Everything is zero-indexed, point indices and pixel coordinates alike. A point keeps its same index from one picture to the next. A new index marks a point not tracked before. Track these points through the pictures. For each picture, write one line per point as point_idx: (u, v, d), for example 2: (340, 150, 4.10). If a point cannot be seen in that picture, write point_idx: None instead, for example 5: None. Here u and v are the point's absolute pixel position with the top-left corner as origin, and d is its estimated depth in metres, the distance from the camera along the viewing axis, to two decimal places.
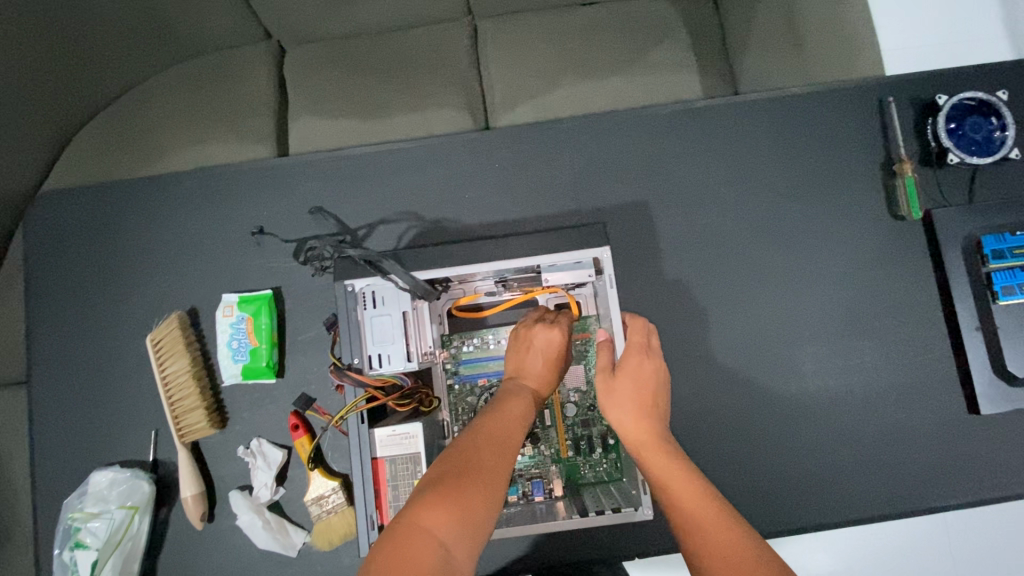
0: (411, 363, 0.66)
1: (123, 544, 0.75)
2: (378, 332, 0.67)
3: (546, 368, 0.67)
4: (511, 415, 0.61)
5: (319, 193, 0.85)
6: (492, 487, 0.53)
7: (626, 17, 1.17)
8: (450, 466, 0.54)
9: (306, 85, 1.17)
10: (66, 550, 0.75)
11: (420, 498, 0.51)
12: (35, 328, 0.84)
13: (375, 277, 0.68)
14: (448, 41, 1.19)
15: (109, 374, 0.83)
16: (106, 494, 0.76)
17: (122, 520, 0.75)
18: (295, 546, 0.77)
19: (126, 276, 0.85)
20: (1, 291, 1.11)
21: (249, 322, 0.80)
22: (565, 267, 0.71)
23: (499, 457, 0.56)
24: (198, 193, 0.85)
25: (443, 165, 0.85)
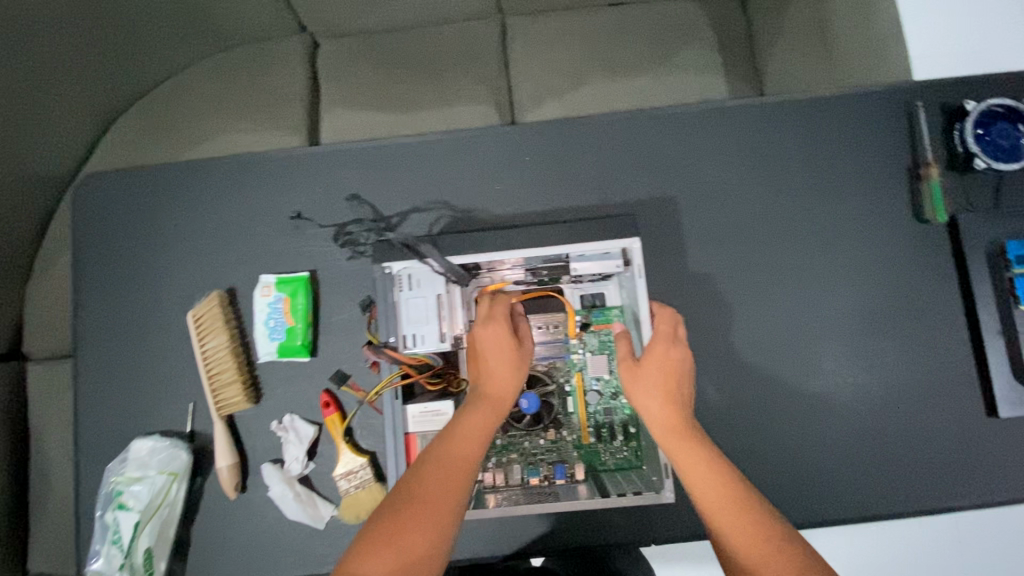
0: (444, 344, 0.69)
1: (163, 508, 0.79)
2: (413, 313, 0.70)
3: (502, 376, 0.65)
4: (461, 433, 0.60)
5: (356, 181, 0.88)
6: (435, 520, 0.54)
7: (653, 19, 1.20)
8: (393, 504, 0.55)
9: (340, 78, 1.20)
10: (110, 511, 0.79)
11: (362, 543, 0.52)
12: (82, 302, 0.89)
13: (412, 260, 0.71)
14: (479, 39, 1.22)
15: (151, 348, 0.87)
16: (147, 461, 0.80)
17: (162, 486, 0.78)
18: (323, 519, 0.80)
19: (169, 254, 0.89)
20: (44, 268, 1.17)
21: (286, 302, 0.83)
22: (594, 257, 0.74)
23: (444, 486, 0.56)
24: (240, 177, 0.89)
25: (475, 156, 0.88)
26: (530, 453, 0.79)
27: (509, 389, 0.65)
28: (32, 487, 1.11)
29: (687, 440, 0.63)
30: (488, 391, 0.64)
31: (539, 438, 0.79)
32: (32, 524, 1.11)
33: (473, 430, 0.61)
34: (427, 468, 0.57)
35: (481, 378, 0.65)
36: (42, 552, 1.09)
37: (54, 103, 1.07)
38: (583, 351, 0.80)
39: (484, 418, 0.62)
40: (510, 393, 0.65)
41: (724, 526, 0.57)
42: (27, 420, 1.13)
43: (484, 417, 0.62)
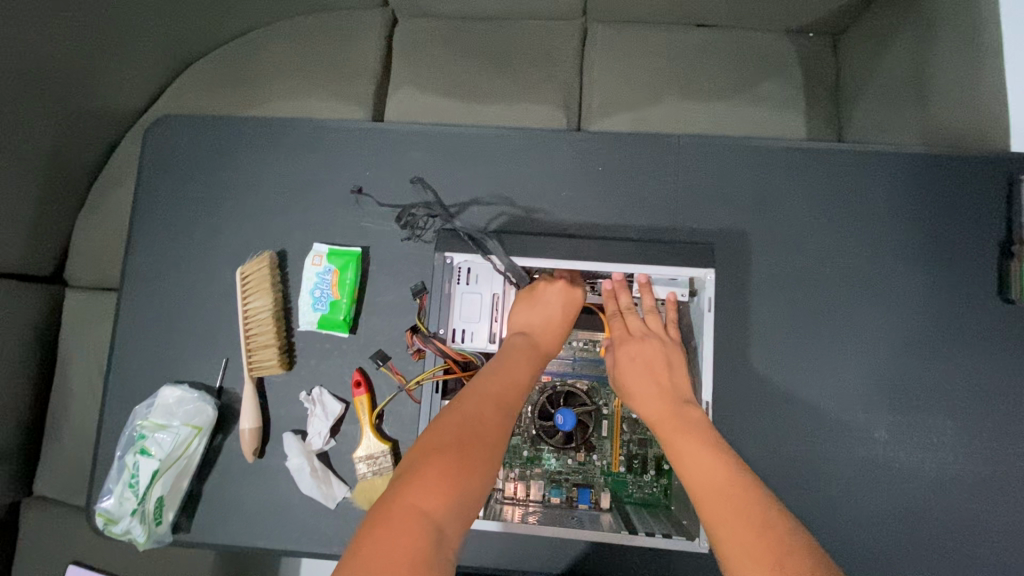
0: (492, 345, 0.69)
1: (182, 461, 0.78)
2: (466, 309, 0.70)
3: (551, 326, 0.67)
4: (513, 378, 0.61)
5: (422, 166, 0.87)
6: (488, 456, 0.54)
7: (739, 49, 1.17)
8: (443, 439, 0.54)
9: (414, 59, 1.19)
10: (130, 454, 0.78)
11: (411, 475, 0.51)
12: (136, 243, 0.89)
13: (475, 254, 0.70)
14: (560, 41, 1.20)
15: (194, 297, 0.87)
16: (174, 410, 0.80)
17: (185, 438, 0.78)
18: (335, 499, 0.79)
19: (228, 208, 0.89)
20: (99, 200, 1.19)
21: (335, 275, 0.83)
22: (660, 281, 0.74)
23: (498, 426, 0.57)
24: (309, 144, 0.89)
25: (545, 159, 0.86)
26: (555, 471, 0.76)
27: (555, 340, 0.67)
28: (58, 413, 1.13)
29: (696, 441, 0.60)
30: (534, 339, 0.66)
31: (568, 458, 0.76)
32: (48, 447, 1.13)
33: (522, 373, 0.62)
34: (476, 406, 0.58)
35: (534, 328, 0.66)
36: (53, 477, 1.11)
37: (129, 41, 1.08)
38: None
39: (532, 362, 0.64)
40: (555, 344, 0.66)
41: (732, 550, 0.51)
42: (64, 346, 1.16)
43: (532, 361, 0.64)
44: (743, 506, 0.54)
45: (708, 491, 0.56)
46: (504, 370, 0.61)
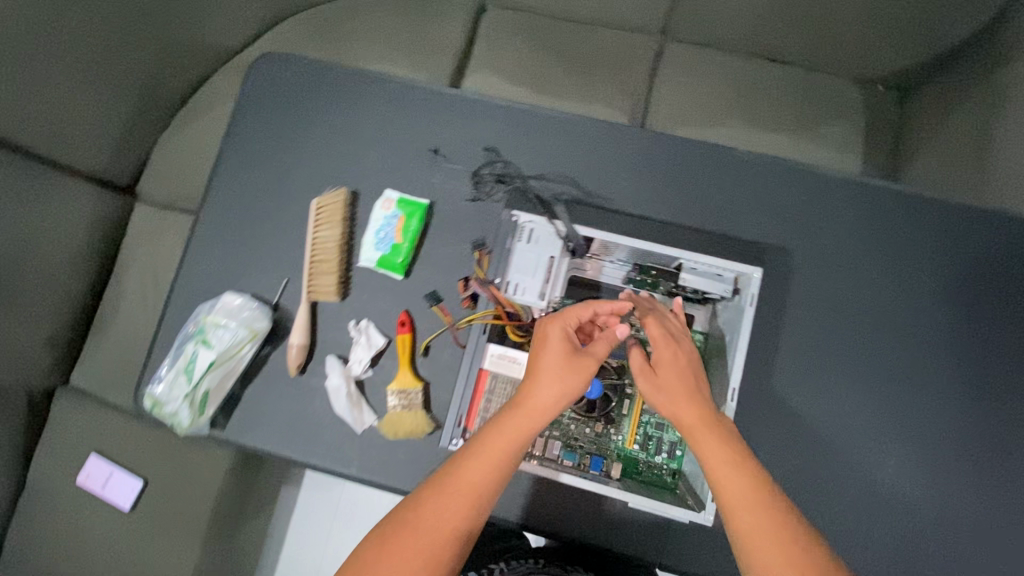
0: (539, 301, 0.78)
1: (234, 357, 0.84)
2: (522, 265, 0.79)
3: (546, 389, 0.66)
4: (482, 455, 0.63)
5: (496, 137, 0.93)
6: (428, 547, 0.59)
7: (802, 91, 1.23)
8: (393, 524, 0.61)
9: (497, 46, 1.27)
10: (190, 344, 0.85)
11: (356, 559, 0.59)
12: (223, 164, 0.97)
13: (540, 218, 0.79)
14: (634, 52, 1.26)
15: (268, 220, 0.94)
16: (236, 312, 0.86)
17: (242, 339, 0.84)
18: (363, 424, 0.84)
19: (312, 145, 0.96)
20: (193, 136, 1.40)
21: (401, 220, 0.89)
22: (706, 275, 0.79)
23: (447, 514, 0.60)
24: (395, 100, 0.96)
25: (612, 149, 0.91)
26: (572, 437, 0.81)
27: (549, 407, 0.66)
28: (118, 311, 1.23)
29: (726, 443, 0.65)
30: (512, 418, 0.65)
31: (587, 426, 0.81)
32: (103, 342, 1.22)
33: (496, 450, 0.63)
34: (431, 494, 0.61)
35: (526, 389, 0.67)
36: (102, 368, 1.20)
37: None
38: None
39: (511, 435, 0.64)
40: (550, 413, 0.66)
41: (762, 556, 0.59)
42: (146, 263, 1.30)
43: (510, 435, 0.64)
44: (759, 519, 0.60)
45: (734, 504, 0.61)
46: (475, 447, 0.64)
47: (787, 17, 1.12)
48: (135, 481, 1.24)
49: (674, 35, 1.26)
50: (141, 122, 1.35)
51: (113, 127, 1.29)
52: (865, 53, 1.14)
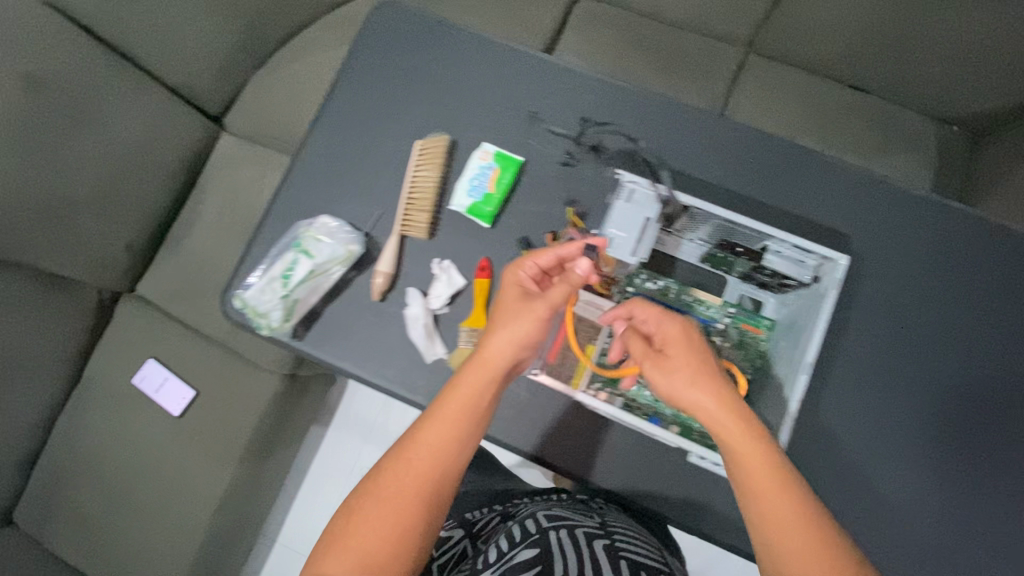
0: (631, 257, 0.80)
1: (332, 269, 0.90)
2: (620, 218, 0.80)
3: (499, 346, 0.74)
4: (448, 408, 0.72)
5: (593, 110, 0.97)
6: (411, 491, 0.68)
7: (874, 120, 1.27)
8: (383, 478, 0.69)
9: (587, 38, 1.33)
10: (290, 253, 0.90)
11: (354, 510, 0.68)
12: (333, 98, 1.02)
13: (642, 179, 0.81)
14: (718, 61, 1.31)
15: (367, 155, 0.99)
16: (337, 231, 0.91)
17: (341, 256, 0.89)
18: (434, 355, 0.89)
19: (417, 93, 1.01)
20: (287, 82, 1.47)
21: (495, 172, 0.94)
22: (791, 259, 0.83)
23: (425, 462, 0.69)
24: (501, 63, 1.01)
25: (703, 136, 0.95)
26: (632, 397, 0.85)
27: (502, 357, 0.74)
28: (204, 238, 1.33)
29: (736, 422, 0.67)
30: (468, 376, 0.74)
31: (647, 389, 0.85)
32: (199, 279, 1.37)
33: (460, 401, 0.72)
34: (413, 448, 0.70)
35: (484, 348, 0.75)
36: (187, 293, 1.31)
37: None
38: (722, 338, 0.86)
39: (472, 386, 0.73)
40: (503, 362, 0.74)
41: (771, 530, 0.62)
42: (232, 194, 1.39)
43: (471, 387, 0.73)
44: (769, 496, 0.63)
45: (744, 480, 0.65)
46: (445, 401, 0.73)
47: (874, 46, 1.16)
48: (187, 391, 1.30)
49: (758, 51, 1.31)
50: (241, 58, 1.42)
51: (215, 56, 1.36)
52: (945, 90, 1.18)
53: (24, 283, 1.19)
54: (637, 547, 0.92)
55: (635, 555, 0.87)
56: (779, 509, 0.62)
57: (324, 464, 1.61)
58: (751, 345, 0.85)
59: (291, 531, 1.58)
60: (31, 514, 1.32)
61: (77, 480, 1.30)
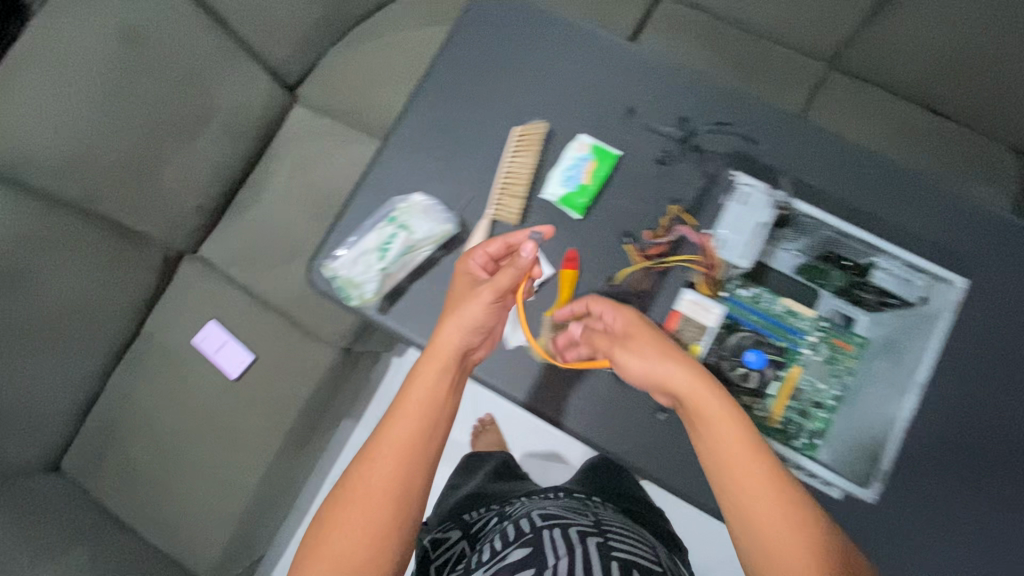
0: (745, 257, 0.86)
1: (427, 247, 0.90)
2: (734, 219, 0.88)
3: (450, 335, 0.78)
4: (410, 397, 0.75)
5: (697, 107, 0.94)
6: (383, 480, 0.70)
7: (964, 147, 1.24)
8: (351, 482, 0.71)
9: (671, 43, 1.33)
10: (387, 227, 0.91)
11: (328, 519, 0.69)
12: (429, 77, 1.01)
13: (760, 183, 0.88)
14: (803, 74, 1.29)
15: (460, 137, 0.98)
16: (432, 209, 0.91)
17: (437, 235, 0.90)
18: (516, 341, 0.90)
19: (514, 78, 1.00)
20: (357, 51, 1.43)
21: (591, 164, 0.93)
22: (898, 277, 0.86)
23: (392, 452, 0.71)
24: (603, 54, 0.99)
25: (812, 141, 0.90)
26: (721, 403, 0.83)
27: (456, 343, 0.78)
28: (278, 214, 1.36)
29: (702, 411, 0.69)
30: (424, 369, 0.77)
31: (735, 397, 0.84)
32: (262, 247, 1.35)
33: (423, 389, 0.76)
34: (379, 445, 0.73)
35: (436, 340, 0.79)
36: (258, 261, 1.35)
37: None
38: (812, 352, 0.85)
39: (432, 374, 0.76)
40: (457, 348, 0.78)
41: (755, 516, 0.64)
42: (301, 166, 1.39)
43: (431, 374, 0.76)
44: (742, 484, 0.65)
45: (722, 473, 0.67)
46: (406, 393, 0.76)
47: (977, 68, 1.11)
48: (247, 355, 1.32)
49: (843, 68, 1.29)
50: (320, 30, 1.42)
51: (297, 28, 1.35)
52: None
53: (96, 237, 1.22)
54: (632, 546, 0.90)
55: (628, 555, 0.85)
56: (740, 462, 0.66)
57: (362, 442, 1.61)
58: (842, 362, 0.85)
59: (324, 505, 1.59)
60: (79, 462, 1.33)
61: (129, 434, 1.31)
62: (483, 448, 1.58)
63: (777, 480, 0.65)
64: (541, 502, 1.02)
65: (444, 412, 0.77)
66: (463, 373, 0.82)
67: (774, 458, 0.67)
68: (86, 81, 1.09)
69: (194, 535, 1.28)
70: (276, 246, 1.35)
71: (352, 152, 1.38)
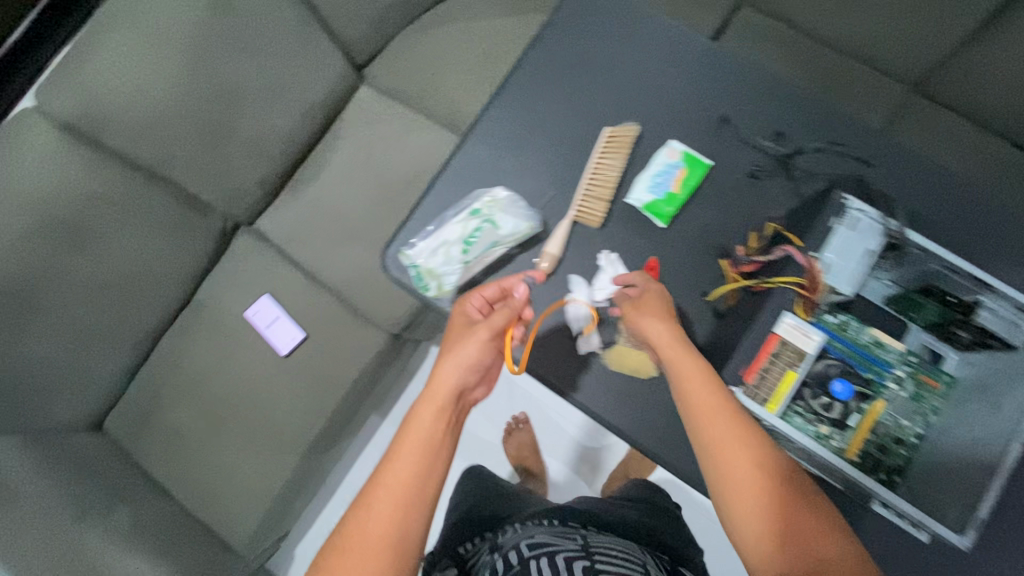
0: (849, 288, 0.81)
1: (509, 245, 0.89)
2: (840, 247, 0.81)
3: (451, 372, 0.76)
4: (410, 437, 0.72)
5: (794, 122, 0.91)
6: (385, 531, 0.67)
7: None
8: (348, 538, 0.67)
9: (752, 51, 1.29)
10: (470, 221, 0.90)
11: None
12: (520, 68, 0.98)
13: (871, 209, 0.81)
14: (884, 97, 1.24)
15: (545, 131, 0.95)
16: (517, 205, 0.90)
17: (521, 233, 0.88)
18: (589, 347, 0.88)
19: (603, 75, 0.97)
20: (426, 31, 1.39)
21: (681, 173, 0.90)
22: (1004, 319, 0.79)
23: (392, 502, 0.68)
24: (699, 58, 0.95)
25: (912, 167, 0.87)
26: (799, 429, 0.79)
27: (458, 378, 0.76)
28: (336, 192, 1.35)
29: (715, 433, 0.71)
30: (420, 412, 0.74)
31: (812, 424, 0.80)
32: (319, 225, 1.34)
33: (425, 427, 0.73)
34: (378, 494, 0.69)
35: (437, 376, 0.76)
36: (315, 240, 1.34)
37: None
38: (897, 387, 0.82)
39: (433, 414, 0.74)
40: (458, 385, 0.76)
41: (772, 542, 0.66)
42: (363, 146, 1.37)
43: (433, 413, 0.74)
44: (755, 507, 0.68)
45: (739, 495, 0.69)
46: (404, 434, 0.73)
47: None
48: (298, 332, 1.32)
49: (928, 94, 1.23)
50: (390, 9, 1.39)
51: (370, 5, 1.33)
52: None
53: (160, 202, 1.22)
54: (623, 566, 0.87)
55: None
56: (742, 466, 0.69)
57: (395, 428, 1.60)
58: (926, 400, 0.82)
59: (352, 488, 1.59)
60: (123, 424, 1.34)
61: (174, 400, 1.32)
62: (514, 445, 1.57)
63: (788, 505, 0.67)
64: (529, 526, 1.01)
65: (445, 455, 0.73)
66: (461, 415, 0.78)
67: (785, 485, 0.68)
68: (167, 47, 1.09)
69: (230, 507, 1.29)
70: (333, 226, 1.34)
71: (414, 135, 1.36)
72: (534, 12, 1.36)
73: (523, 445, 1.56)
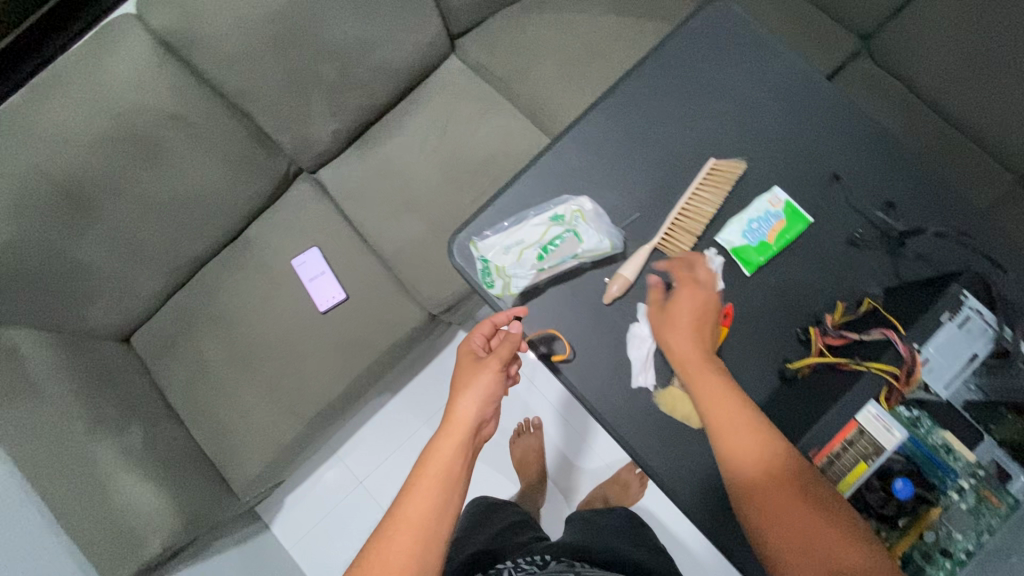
0: (943, 389, 0.79)
1: (585, 260, 0.86)
2: (945, 344, 0.80)
3: (470, 405, 0.75)
4: (425, 471, 0.70)
5: (910, 196, 0.86)
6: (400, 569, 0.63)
7: None
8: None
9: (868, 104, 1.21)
10: (553, 226, 0.87)
11: None
12: (634, 77, 0.92)
13: (987, 312, 0.80)
14: (988, 183, 1.15)
15: (645, 149, 0.90)
16: (603, 221, 0.86)
17: (601, 251, 0.85)
18: (640, 381, 0.84)
19: (720, 103, 0.91)
20: (531, 14, 1.32)
21: (779, 223, 0.86)
22: None
23: (409, 541, 0.65)
24: (825, 107, 0.89)
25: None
26: None
27: (477, 411, 0.75)
28: (406, 160, 1.32)
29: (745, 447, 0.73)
30: (436, 446, 0.72)
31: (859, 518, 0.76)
32: (383, 190, 1.32)
33: (440, 461, 0.71)
34: (395, 531, 0.66)
35: (454, 409, 0.75)
36: (374, 202, 1.31)
37: None
38: (956, 498, 0.76)
39: (451, 447, 0.72)
40: (477, 419, 0.74)
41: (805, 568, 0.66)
42: (443, 119, 1.33)
43: (451, 446, 0.72)
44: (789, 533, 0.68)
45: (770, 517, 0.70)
46: (419, 468, 0.71)
47: None
48: (340, 292, 1.30)
49: None
50: None
51: None
52: None
53: (233, 133, 1.20)
54: None
55: None
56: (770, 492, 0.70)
57: (410, 403, 1.59)
58: (986, 518, 0.74)
59: (354, 451, 1.59)
60: (152, 342, 1.34)
61: (207, 330, 1.31)
62: (520, 448, 1.54)
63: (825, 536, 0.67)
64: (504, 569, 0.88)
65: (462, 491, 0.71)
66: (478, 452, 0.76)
67: (824, 517, 0.68)
68: None
69: (239, 446, 1.29)
70: (395, 192, 1.31)
71: (496, 120, 1.32)
72: (642, 18, 1.29)
73: (530, 449, 1.53)
